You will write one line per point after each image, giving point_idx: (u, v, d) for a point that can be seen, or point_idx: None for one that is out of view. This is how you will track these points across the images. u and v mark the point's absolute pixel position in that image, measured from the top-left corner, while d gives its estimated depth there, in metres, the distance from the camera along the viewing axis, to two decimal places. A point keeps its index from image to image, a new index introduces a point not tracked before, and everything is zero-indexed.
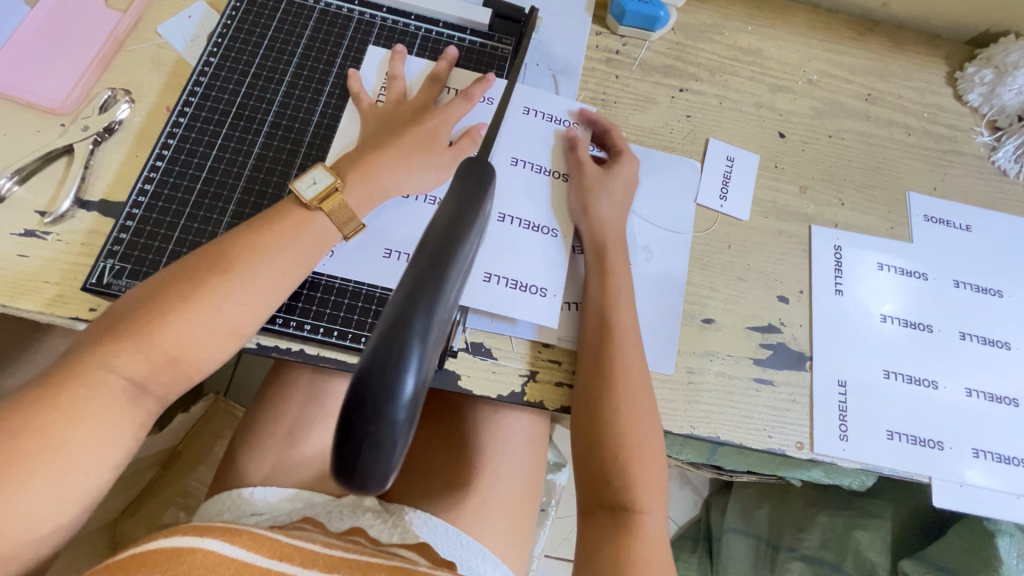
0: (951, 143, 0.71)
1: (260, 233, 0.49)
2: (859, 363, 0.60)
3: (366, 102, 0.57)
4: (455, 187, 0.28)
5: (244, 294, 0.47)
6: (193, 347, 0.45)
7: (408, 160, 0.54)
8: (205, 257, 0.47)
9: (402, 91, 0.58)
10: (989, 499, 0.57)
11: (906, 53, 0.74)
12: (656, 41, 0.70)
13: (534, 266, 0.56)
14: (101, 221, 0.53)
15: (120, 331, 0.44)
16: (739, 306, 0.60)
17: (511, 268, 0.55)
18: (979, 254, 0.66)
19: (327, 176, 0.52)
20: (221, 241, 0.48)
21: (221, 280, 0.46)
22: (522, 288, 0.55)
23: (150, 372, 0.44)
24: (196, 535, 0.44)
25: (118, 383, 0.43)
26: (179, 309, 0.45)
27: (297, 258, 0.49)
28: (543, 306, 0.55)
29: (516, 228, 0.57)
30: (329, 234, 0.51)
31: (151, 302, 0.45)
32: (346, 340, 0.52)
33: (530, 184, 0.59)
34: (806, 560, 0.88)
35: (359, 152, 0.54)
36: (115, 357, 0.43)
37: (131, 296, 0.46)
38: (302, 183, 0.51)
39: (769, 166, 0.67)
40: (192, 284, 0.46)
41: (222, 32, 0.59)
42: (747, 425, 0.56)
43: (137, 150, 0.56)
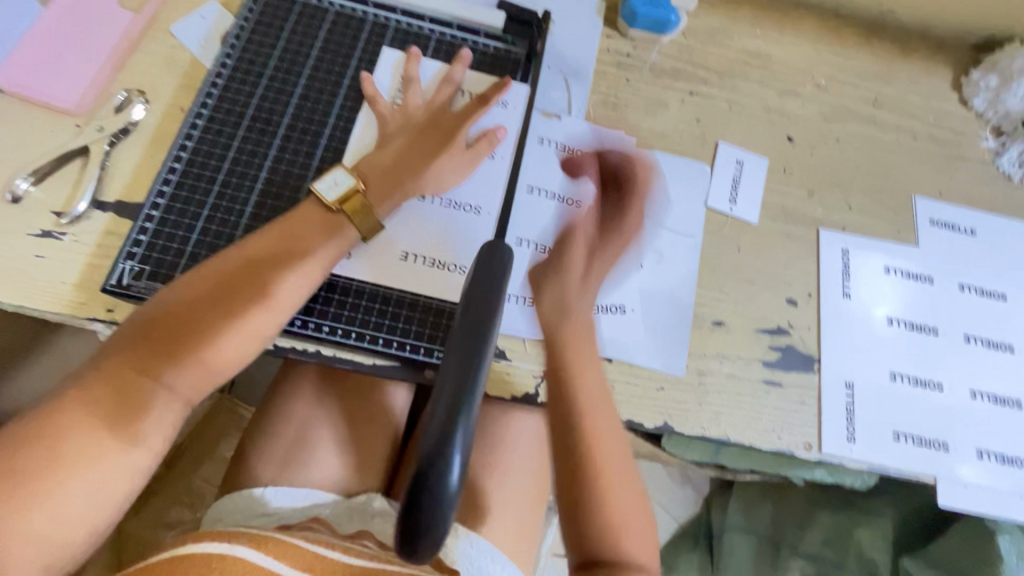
0: (956, 147, 0.72)
1: (288, 241, 0.50)
2: (865, 364, 0.61)
3: (382, 104, 0.58)
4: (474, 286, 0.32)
5: (274, 303, 0.48)
6: (225, 353, 0.46)
7: (432, 165, 0.56)
8: (232, 267, 0.48)
9: (420, 94, 0.60)
10: (993, 500, 0.58)
11: (912, 57, 0.75)
12: (666, 45, 0.70)
13: (546, 281, 0.58)
14: (116, 222, 0.54)
15: (152, 339, 0.44)
16: (748, 308, 0.61)
17: (525, 285, 0.58)
18: (983, 258, 0.67)
19: (349, 177, 0.53)
20: (246, 249, 0.49)
21: (251, 289, 0.47)
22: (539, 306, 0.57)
23: (182, 379, 0.45)
24: (225, 542, 0.45)
25: (151, 390, 0.43)
26: (211, 317, 0.46)
27: (322, 263, 0.50)
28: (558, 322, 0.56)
29: (531, 252, 0.59)
30: (351, 237, 0.52)
31: (182, 310, 0.46)
32: (364, 341, 0.52)
33: (545, 209, 0.61)
34: (808, 558, 0.90)
35: (382, 155, 0.56)
36: (149, 364, 0.44)
37: (160, 300, 0.46)
38: (323, 183, 0.52)
39: (777, 170, 0.67)
40: (223, 293, 0.46)
41: (236, 34, 0.60)
42: (756, 427, 0.57)
43: (152, 151, 0.56)
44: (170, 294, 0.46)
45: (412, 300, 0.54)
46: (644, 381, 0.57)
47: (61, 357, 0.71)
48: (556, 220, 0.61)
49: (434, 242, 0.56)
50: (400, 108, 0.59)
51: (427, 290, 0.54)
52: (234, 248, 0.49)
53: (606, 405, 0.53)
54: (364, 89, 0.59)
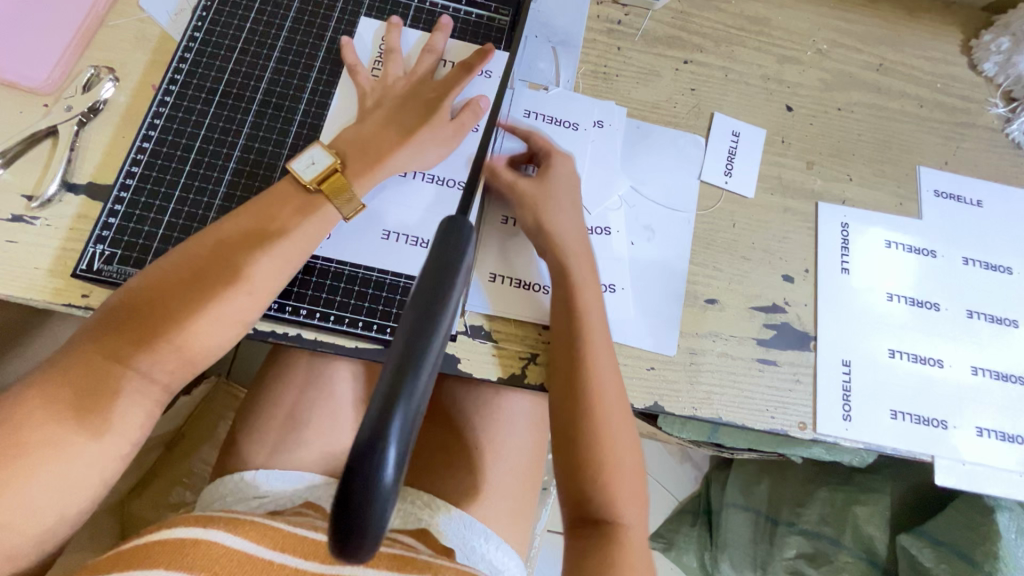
0: (964, 115, 0.68)
1: (264, 222, 0.48)
2: (863, 341, 0.59)
3: (361, 78, 0.56)
4: (433, 251, 0.24)
5: (249, 287, 0.46)
6: (204, 339, 0.45)
7: (409, 139, 0.53)
8: (205, 251, 0.46)
9: (400, 64, 0.57)
10: (991, 478, 0.57)
11: (920, 20, 0.71)
12: (659, 10, 0.67)
13: (533, 263, 0.57)
14: (89, 205, 0.52)
15: (127, 325, 0.43)
16: (743, 285, 0.59)
17: (512, 265, 0.56)
18: (989, 230, 0.64)
19: (327, 156, 0.51)
20: (220, 231, 0.48)
21: (226, 273, 0.46)
22: (526, 287, 0.55)
23: (159, 366, 0.44)
24: (200, 526, 0.45)
25: (130, 377, 0.43)
26: (186, 303, 0.44)
27: (299, 244, 0.48)
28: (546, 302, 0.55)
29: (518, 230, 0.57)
30: (330, 216, 0.50)
31: (156, 296, 0.44)
32: (344, 324, 0.51)
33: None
34: (804, 534, 0.89)
35: (360, 133, 0.53)
36: (125, 351, 0.43)
37: (131, 286, 0.45)
38: (300, 163, 0.50)
39: (775, 141, 0.65)
40: (196, 278, 0.45)
41: (206, 6, 0.57)
42: (750, 406, 0.56)
43: (124, 130, 0.54)
44: (144, 279, 0.45)
45: (393, 282, 0.53)
46: (633, 361, 0.55)
47: (50, 344, 0.70)
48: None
49: (416, 221, 0.54)
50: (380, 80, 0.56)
51: (410, 271, 0.53)
52: (208, 231, 0.48)
53: (614, 381, 0.51)
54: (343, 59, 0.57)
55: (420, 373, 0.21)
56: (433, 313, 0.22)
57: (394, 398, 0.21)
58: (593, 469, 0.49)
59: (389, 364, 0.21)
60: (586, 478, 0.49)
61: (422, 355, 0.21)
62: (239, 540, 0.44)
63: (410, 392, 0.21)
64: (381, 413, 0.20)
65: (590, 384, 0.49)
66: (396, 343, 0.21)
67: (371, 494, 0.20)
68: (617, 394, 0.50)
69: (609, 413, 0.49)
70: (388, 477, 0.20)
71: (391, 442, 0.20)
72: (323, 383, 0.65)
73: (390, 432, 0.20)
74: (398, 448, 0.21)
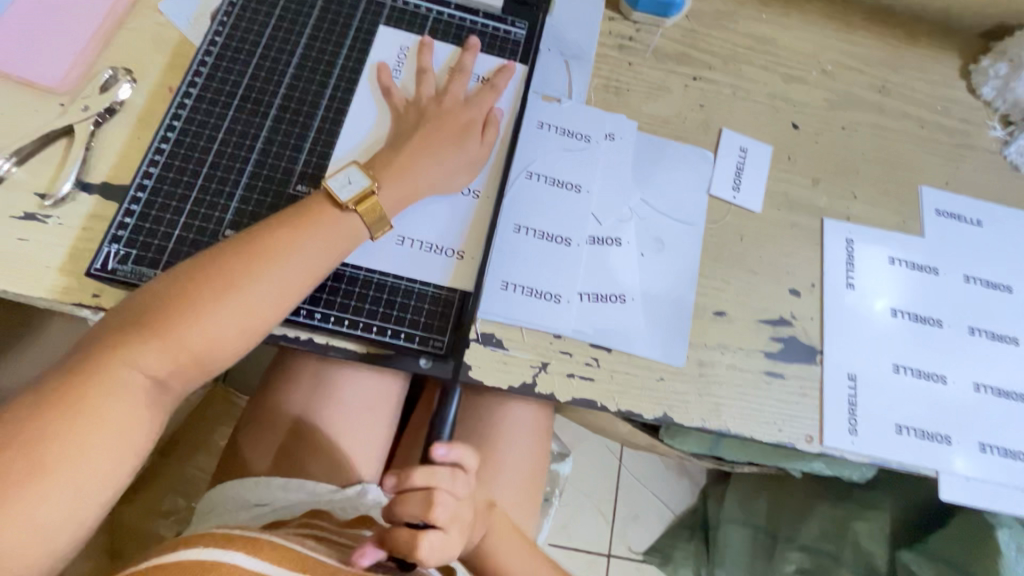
0: (964, 137, 0.70)
1: (292, 234, 0.48)
2: (869, 357, 0.60)
3: (395, 95, 0.57)
4: None
5: (275, 293, 0.47)
6: (213, 342, 0.45)
7: (437, 157, 0.55)
8: (232, 260, 0.46)
9: (433, 87, 0.58)
10: (995, 495, 0.58)
11: (919, 44, 0.73)
12: (670, 28, 0.68)
13: (548, 274, 0.57)
14: (102, 204, 0.52)
15: (140, 324, 0.43)
16: (750, 299, 0.60)
17: (527, 276, 0.56)
18: (989, 249, 0.66)
19: (363, 178, 0.51)
20: (241, 236, 0.48)
21: (244, 274, 0.46)
22: (538, 295, 0.56)
23: (177, 372, 0.45)
24: (220, 547, 0.44)
25: (147, 386, 0.43)
26: (196, 301, 0.44)
27: (327, 254, 0.49)
28: (557, 313, 0.55)
29: (531, 239, 0.58)
30: (355, 229, 0.51)
31: (172, 295, 0.45)
32: (357, 329, 0.51)
33: (544, 197, 0.59)
34: (805, 550, 0.90)
35: (391, 151, 0.54)
36: (132, 348, 0.43)
37: (156, 292, 0.45)
38: (335, 182, 0.51)
39: (782, 158, 0.66)
40: (221, 287, 0.45)
41: (227, 11, 0.58)
42: (758, 418, 0.56)
43: (139, 132, 0.55)
44: (163, 280, 0.45)
45: (408, 288, 0.53)
46: (643, 372, 0.56)
47: (50, 345, 0.69)
48: (558, 206, 0.59)
49: (433, 228, 0.55)
50: (412, 100, 0.57)
51: (429, 279, 0.53)
52: (235, 239, 0.47)
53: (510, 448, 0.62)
54: (379, 78, 0.58)
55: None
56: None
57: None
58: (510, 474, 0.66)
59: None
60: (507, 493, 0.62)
61: None
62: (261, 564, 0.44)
63: None
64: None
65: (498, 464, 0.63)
66: None
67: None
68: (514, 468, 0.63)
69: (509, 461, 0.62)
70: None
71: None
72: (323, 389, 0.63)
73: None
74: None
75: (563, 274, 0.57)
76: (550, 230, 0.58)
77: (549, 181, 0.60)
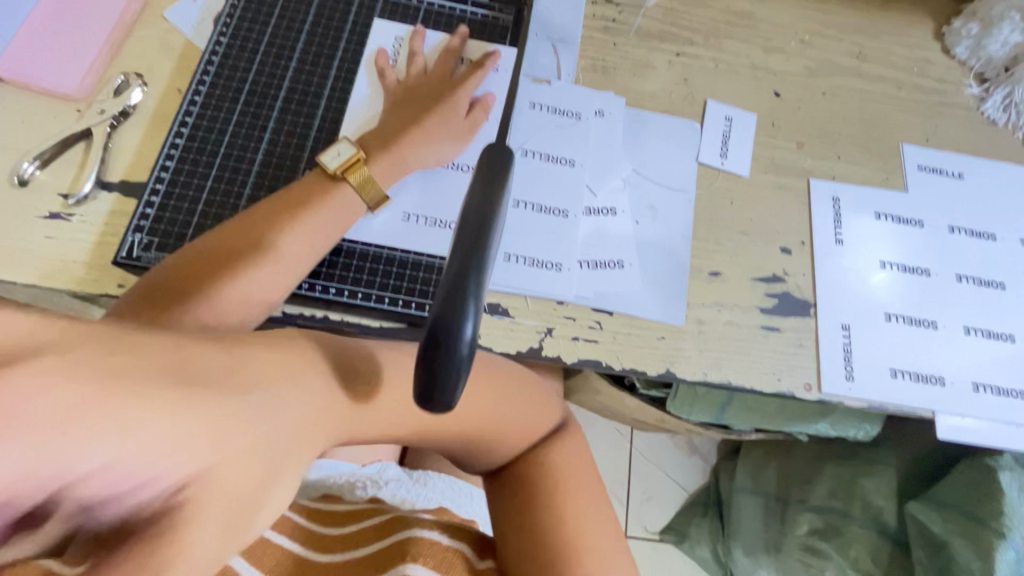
0: (941, 95, 0.73)
1: (294, 209, 0.51)
2: (861, 308, 0.62)
3: (389, 77, 0.60)
4: (479, 177, 0.28)
5: (279, 260, 0.49)
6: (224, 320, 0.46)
7: (423, 132, 0.57)
8: (237, 234, 0.49)
9: (423, 66, 0.61)
10: (988, 431, 0.60)
11: (893, 10, 0.76)
12: (651, 8, 0.71)
13: (548, 244, 0.59)
14: (122, 201, 0.55)
15: (155, 302, 0.45)
16: (743, 259, 0.62)
17: (527, 247, 0.59)
18: (971, 200, 0.68)
19: (351, 148, 0.54)
20: (248, 216, 0.50)
21: (255, 249, 0.49)
22: (539, 264, 0.58)
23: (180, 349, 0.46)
24: None
25: None
26: (209, 279, 0.47)
27: (326, 228, 0.52)
28: (558, 279, 0.58)
29: (530, 212, 0.60)
30: (355, 205, 0.54)
31: (186, 274, 0.47)
32: (371, 302, 0.54)
33: (540, 173, 0.62)
34: (816, 510, 0.90)
35: (388, 131, 0.57)
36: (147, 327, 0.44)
37: (167, 266, 0.47)
38: (326, 154, 0.54)
39: (766, 124, 0.68)
40: (226, 259, 0.48)
41: (230, 13, 0.61)
42: (757, 370, 0.58)
43: (153, 132, 0.57)
44: (176, 261, 0.48)
45: (415, 261, 0.55)
46: (644, 331, 0.58)
47: None
48: (553, 180, 0.62)
49: (433, 201, 0.57)
50: (404, 79, 0.60)
51: (431, 249, 0.56)
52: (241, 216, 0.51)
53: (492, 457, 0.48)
54: (376, 61, 0.60)
55: (488, 243, 0.25)
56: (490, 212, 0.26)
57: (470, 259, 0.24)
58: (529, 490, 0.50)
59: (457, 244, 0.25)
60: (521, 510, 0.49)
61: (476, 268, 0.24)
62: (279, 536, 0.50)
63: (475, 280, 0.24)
64: (459, 271, 0.24)
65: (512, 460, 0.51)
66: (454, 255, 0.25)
67: (449, 373, 0.24)
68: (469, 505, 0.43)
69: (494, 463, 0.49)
70: (468, 330, 0.24)
71: (472, 297, 0.24)
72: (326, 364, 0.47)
73: (470, 287, 0.24)
74: (476, 307, 0.24)
75: (563, 242, 0.60)
76: (547, 202, 0.61)
77: (544, 157, 0.63)
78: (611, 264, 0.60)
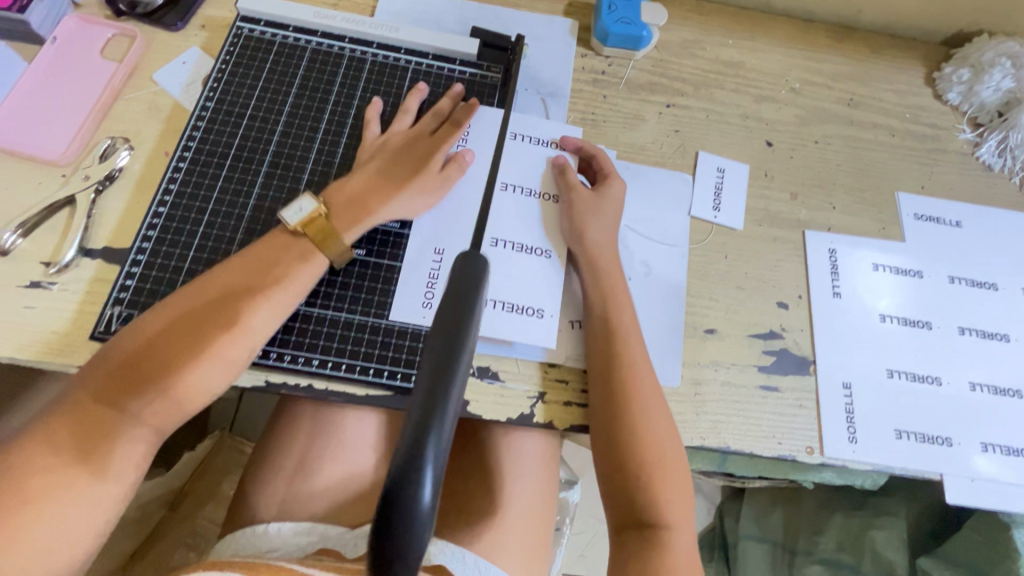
0: (936, 141, 0.72)
1: (257, 271, 0.51)
2: (862, 363, 0.60)
3: (371, 131, 0.59)
4: (452, 297, 0.25)
5: (242, 329, 0.49)
6: (196, 385, 0.48)
7: (397, 194, 0.56)
8: (202, 301, 0.49)
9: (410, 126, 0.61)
10: (1000, 493, 0.58)
11: (883, 56, 0.76)
12: (640, 59, 0.71)
13: (533, 287, 0.58)
14: (104, 268, 0.54)
15: (127, 373, 0.46)
16: (740, 314, 0.61)
17: (509, 292, 0.57)
18: (971, 249, 0.67)
19: (313, 204, 0.54)
20: (215, 283, 0.50)
21: (221, 318, 0.49)
22: (521, 310, 0.56)
23: (149, 409, 0.47)
24: (217, 569, 0.48)
25: (122, 421, 0.46)
26: (183, 350, 0.47)
27: (290, 288, 0.51)
28: (543, 326, 0.56)
29: (509, 252, 0.59)
30: (320, 263, 0.53)
31: (156, 340, 0.47)
32: (355, 372, 0.52)
33: (522, 209, 0.60)
34: (826, 563, 0.87)
35: (356, 188, 0.56)
36: (126, 399, 0.46)
37: (130, 339, 0.47)
38: (288, 211, 0.53)
39: (759, 175, 0.68)
40: (190, 326, 0.48)
41: (217, 77, 0.61)
42: (757, 434, 0.56)
43: (138, 197, 0.57)
44: (145, 332, 0.48)
45: (400, 328, 0.54)
46: None
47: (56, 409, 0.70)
48: (537, 217, 0.60)
49: (408, 265, 0.56)
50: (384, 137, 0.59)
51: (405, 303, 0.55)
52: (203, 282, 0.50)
53: (658, 409, 0.53)
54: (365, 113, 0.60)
55: (446, 410, 0.22)
56: (452, 364, 0.23)
57: (425, 434, 0.22)
58: (625, 432, 0.52)
59: (415, 406, 0.23)
60: (630, 483, 0.51)
61: (439, 415, 0.22)
62: None
63: (439, 427, 0.22)
64: (412, 453, 0.22)
65: (634, 417, 0.52)
66: (418, 389, 0.23)
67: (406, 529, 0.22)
68: (655, 403, 0.53)
69: (649, 413, 0.52)
70: (423, 509, 0.22)
71: (425, 478, 0.22)
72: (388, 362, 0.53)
73: (424, 467, 0.22)
74: (431, 483, 0.22)
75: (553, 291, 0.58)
76: (529, 243, 0.59)
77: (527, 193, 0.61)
78: (580, 322, 0.58)
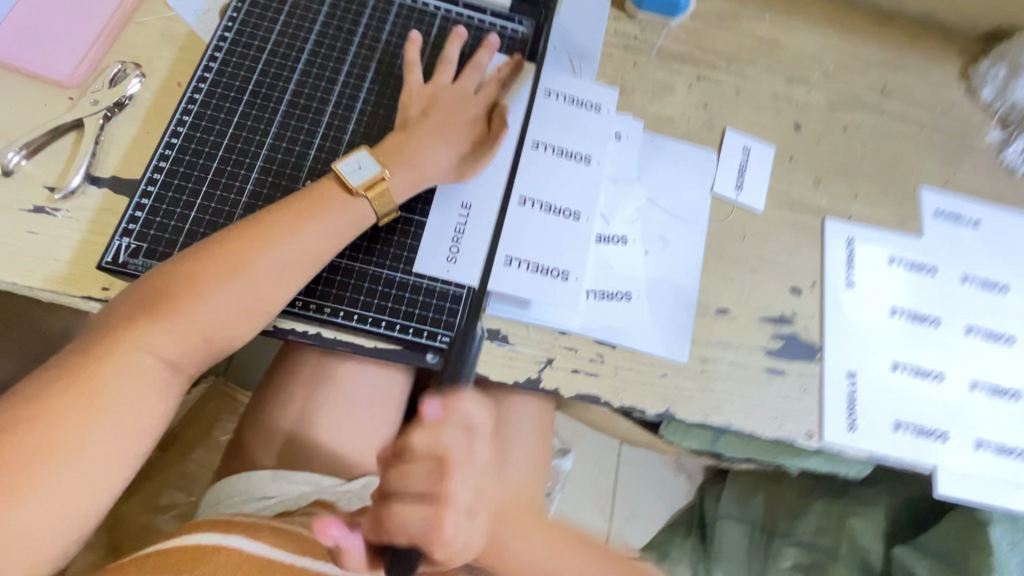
0: (963, 138, 0.71)
1: (293, 213, 0.49)
2: (870, 354, 0.61)
3: (416, 75, 0.57)
4: None
5: (275, 272, 0.47)
6: (224, 323, 0.46)
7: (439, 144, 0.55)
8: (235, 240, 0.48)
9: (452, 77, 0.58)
10: (987, 489, 0.59)
11: (920, 47, 0.74)
12: (675, 28, 0.69)
13: (555, 252, 0.57)
14: (112, 198, 0.52)
15: (158, 308, 0.45)
16: (753, 296, 0.61)
17: (534, 253, 0.56)
18: (987, 250, 0.67)
19: (374, 165, 0.52)
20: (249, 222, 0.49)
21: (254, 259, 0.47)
22: (545, 272, 0.56)
23: (178, 348, 0.45)
24: (221, 531, 0.48)
25: (149, 360, 0.44)
26: (212, 287, 0.46)
27: (327, 234, 0.50)
28: (566, 289, 0.56)
29: (538, 212, 0.58)
30: (359, 209, 0.51)
31: (186, 277, 0.46)
32: (366, 324, 0.52)
33: (549, 168, 0.60)
34: (802, 546, 0.89)
35: (400, 137, 0.55)
36: (152, 332, 0.44)
37: (163, 273, 0.46)
38: (346, 166, 0.52)
39: (784, 157, 0.67)
40: (222, 265, 0.46)
41: (237, 7, 0.58)
42: (758, 414, 0.57)
43: (148, 128, 0.55)
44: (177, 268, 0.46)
45: (415, 283, 0.53)
46: (646, 367, 0.56)
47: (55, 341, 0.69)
48: (566, 180, 0.60)
49: (433, 218, 0.55)
50: (430, 84, 0.57)
51: (436, 260, 0.54)
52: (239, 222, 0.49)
53: None
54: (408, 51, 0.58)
55: None
56: None
57: None
58: None
59: None
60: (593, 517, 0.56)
61: None
62: (258, 546, 0.48)
63: None
64: None
65: None
66: None
67: None
68: None
69: None
70: None
71: None
72: (410, 313, 0.52)
73: None
74: None
75: (576, 256, 0.57)
76: (558, 204, 0.59)
77: (559, 152, 0.61)
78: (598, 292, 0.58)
